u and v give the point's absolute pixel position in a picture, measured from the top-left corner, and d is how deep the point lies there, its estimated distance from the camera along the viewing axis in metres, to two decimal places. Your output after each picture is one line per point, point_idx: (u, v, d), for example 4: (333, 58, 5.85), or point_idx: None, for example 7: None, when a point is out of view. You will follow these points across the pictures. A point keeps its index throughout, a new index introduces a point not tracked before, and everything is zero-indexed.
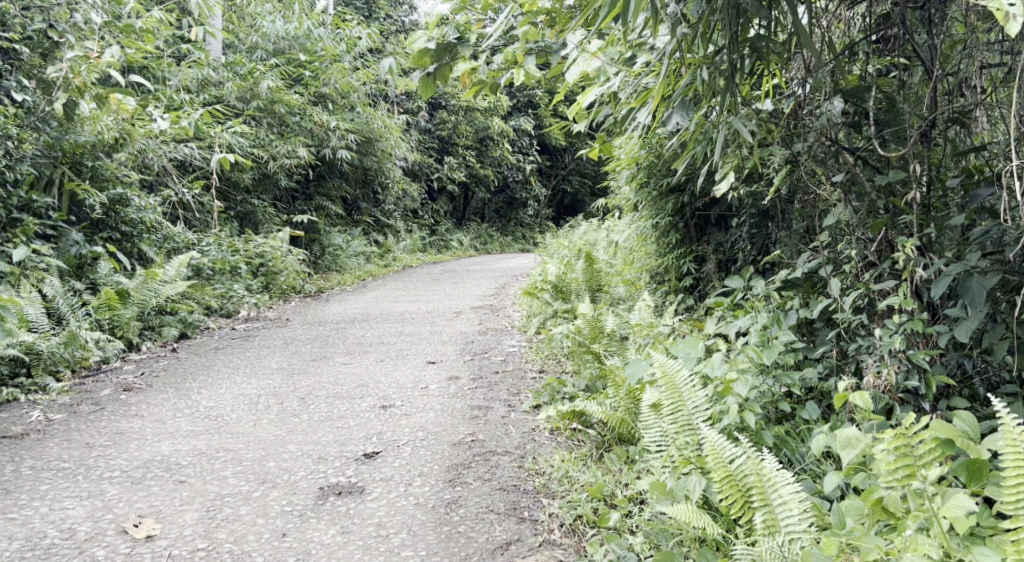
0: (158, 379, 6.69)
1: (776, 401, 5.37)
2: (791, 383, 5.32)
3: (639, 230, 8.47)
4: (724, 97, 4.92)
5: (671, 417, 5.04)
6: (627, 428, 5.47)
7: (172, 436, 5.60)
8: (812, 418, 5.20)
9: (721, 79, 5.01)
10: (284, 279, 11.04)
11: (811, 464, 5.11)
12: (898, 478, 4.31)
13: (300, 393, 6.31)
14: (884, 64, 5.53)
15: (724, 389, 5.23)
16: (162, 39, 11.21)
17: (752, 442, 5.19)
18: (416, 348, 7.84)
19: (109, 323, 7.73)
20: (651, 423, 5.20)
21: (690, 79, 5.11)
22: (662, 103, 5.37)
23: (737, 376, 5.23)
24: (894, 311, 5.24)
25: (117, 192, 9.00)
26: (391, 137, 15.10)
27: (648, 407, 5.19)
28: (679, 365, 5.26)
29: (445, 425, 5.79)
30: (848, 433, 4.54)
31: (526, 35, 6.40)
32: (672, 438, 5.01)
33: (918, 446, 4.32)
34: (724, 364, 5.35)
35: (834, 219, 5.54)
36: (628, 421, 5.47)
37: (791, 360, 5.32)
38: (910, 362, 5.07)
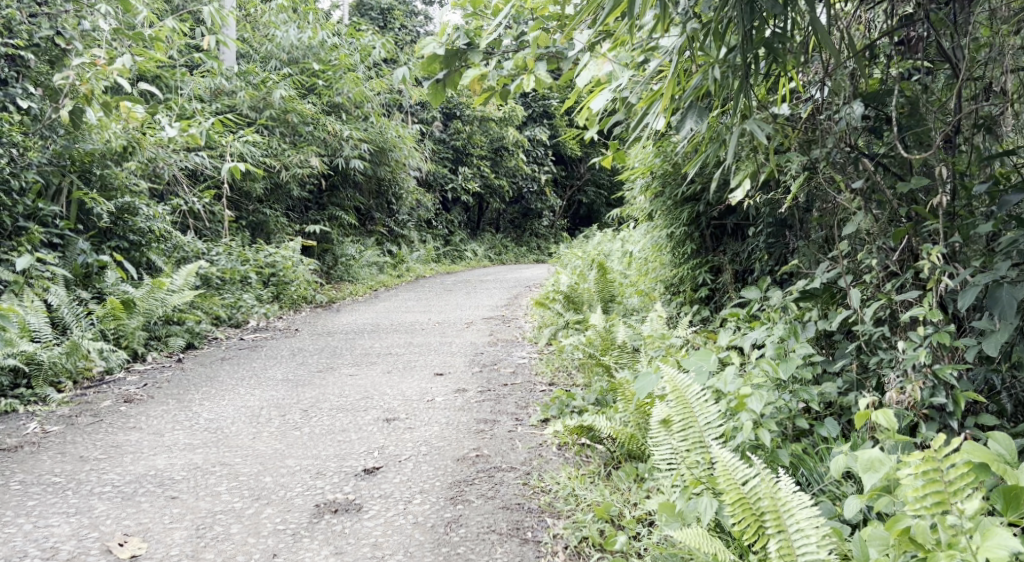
0: (160, 390, 6.56)
1: (793, 417, 5.19)
2: (809, 399, 5.15)
3: (654, 240, 8.32)
4: (738, 98, 4.76)
5: (682, 434, 4.85)
6: (636, 444, 5.30)
7: (169, 449, 5.47)
8: (832, 436, 5.02)
9: (734, 78, 4.86)
10: (294, 289, 10.91)
11: (829, 485, 4.90)
12: (926, 506, 4.11)
13: (303, 405, 6.17)
14: (906, 67, 5.39)
15: (738, 405, 5.05)
16: (175, 49, 11.14)
17: (768, 462, 5.02)
18: (424, 360, 7.69)
19: (114, 333, 7.60)
20: (661, 440, 5.02)
21: (701, 79, 4.96)
22: (674, 105, 5.20)
23: (752, 391, 5.04)
24: (919, 323, 5.07)
25: (125, 200, 8.78)
26: (405, 147, 14.93)
27: (658, 423, 5.01)
28: (690, 379, 5.07)
29: (449, 439, 5.63)
30: (871, 455, 4.30)
31: (537, 40, 6.27)
32: (682, 456, 4.83)
33: (948, 471, 4.10)
34: (739, 379, 5.17)
35: (854, 227, 5.38)
36: (638, 438, 5.31)
37: (809, 374, 5.14)
38: (937, 377, 4.85)
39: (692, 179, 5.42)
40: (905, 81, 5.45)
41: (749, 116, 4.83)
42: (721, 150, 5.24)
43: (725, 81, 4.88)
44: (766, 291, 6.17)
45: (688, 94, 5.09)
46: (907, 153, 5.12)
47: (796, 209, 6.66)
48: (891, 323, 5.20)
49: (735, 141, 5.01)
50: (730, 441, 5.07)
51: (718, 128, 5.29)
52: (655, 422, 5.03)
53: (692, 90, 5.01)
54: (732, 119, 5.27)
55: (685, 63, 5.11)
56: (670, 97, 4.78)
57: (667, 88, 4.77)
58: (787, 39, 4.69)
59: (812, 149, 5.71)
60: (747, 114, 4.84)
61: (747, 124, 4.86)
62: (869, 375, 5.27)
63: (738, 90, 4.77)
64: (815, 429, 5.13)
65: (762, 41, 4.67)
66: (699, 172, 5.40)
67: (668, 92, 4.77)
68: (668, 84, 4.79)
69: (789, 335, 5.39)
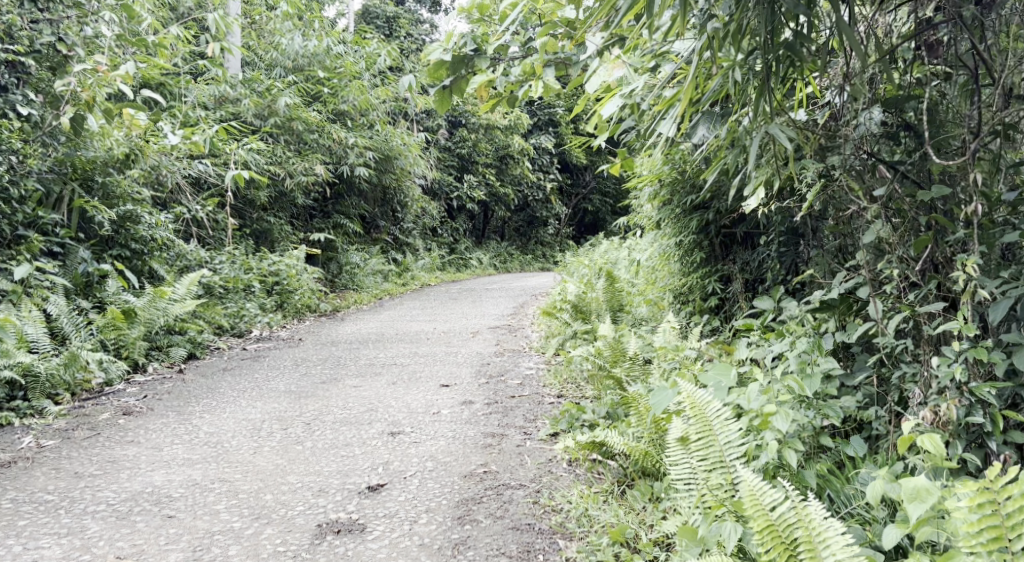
0: (160, 402, 6.42)
1: (817, 435, 5.05)
2: (833, 416, 5.00)
3: (662, 249, 8.19)
4: (759, 102, 4.63)
5: (701, 454, 4.76)
6: (650, 461, 5.16)
7: (167, 465, 5.32)
8: (858, 454, 4.96)
9: (755, 80, 4.74)
10: (298, 298, 10.77)
11: (858, 509, 4.72)
12: (982, 541, 4.12)
13: (306, 418, 6.02)
14: (925, 73, 5.25)
15: (762, 424, 4.89)
16: (179, 56, 11.02)
17: (794, 484, 4.84)
18: (430, 371, 7.54)
19: (114, 343, 7.46)
20: (678, 458, 4.89)
21: (721, 81, 4.92)
22: (691, 109, 5.07)
23: (776, 409, 4.87)
24: (951, 338, 4.93)
25: (127, 208, 8.63)
26: (411, 155, 14.80)
27: (675, 440, 4.88)
28: (710, 395, 4.97)
29: (456, 454, 5.48)
30: (919, 484, 4.29)
31: (546, 46, 6.14)
32: (703, 477, 4.71)
33: (1004, 503, 4.12)
34: (761, 396, 5.03)
35: (873, 236, 5.24)
36: (652, 454, 5.16)
37: (835, 390, 5.01)
38: (973, 395, 4.72)
39: (708, 186, 5.28)
40: (924, 86, 5.33)
41: (770, 121, 4.70)
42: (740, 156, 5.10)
43: (745, 84, 4.75)
44: (782, 302, 6.03)
45: (706, 99, 4.97)
46: (937, 159, 4.99)
47: (809, 218, 6.52)
48: (915, 336, 5.08)
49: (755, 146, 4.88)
50: (751, 461, 4.93)
51: (737, 132, 5.16)
52: (672, 440, 4.90)
53: (711, 93, 4.89)
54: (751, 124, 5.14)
55: (703, 66, 4.98)
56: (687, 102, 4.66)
57: (686, 91, 4.64)
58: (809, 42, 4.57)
59: (829, 157, 5.57)
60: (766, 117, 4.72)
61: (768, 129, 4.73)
62: (894, 391, 5.13)
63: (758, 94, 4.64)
64: (840, 446, 5.04)
65: (782, 44, 4.55)
66: (714, 180, 5.26)
67: (686, 95, 4.64)
68: (687, 86, 4.66)
69: (812, 350, 5.24)
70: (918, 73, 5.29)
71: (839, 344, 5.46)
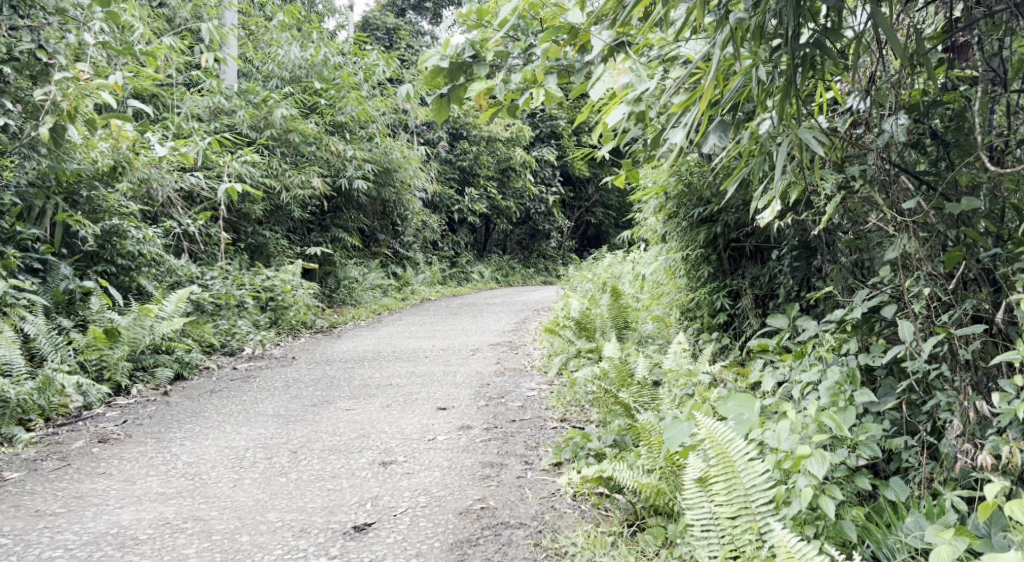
0: (139, 428, 6.06)
1: (853, 478, 4.71)
2: (869, 454, 4.64)
3: (669, 263, 7.86)
4: (784, 100, 4.41)
5: (725, 499, 4.47)
6: (664, 500, 4.80)
7: (138, 501, 4.97)
8: (899, 498, 4.61)
9: (780, 79, 4.49)
10: (293, 314, 10.42)
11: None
12: None
13: (292, 446, 5.66)
14: (953, 78, 4.96)
15: (794, 467, 4.57)
16: (173, 66, 10.68)
17: (832, 535, 4.50)
18: (426, 392, 7.18)
19: (95, 364, 7.12)
20: (698, 501, 4.56)
21: (742, 81, 4.63)
22: (712, 112, 4.81)
23: (810, 452, 4.56)
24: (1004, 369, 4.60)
25: (114, 222, 8.25)
26: (410, 167, 14.48)
27: (694, 481, 4.60)
28: (733, 432, 4.67)
29: (451, 487, 5.12)
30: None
31: (546, 53, 5.79)
32: (726, 528, 4.43)
33: None
34: (793, 435, 4.68)
35: (898, 251, 4.93)
36: (666, 493, 4.80)
37: (872, 426, 4.66)
38: None
39: (730, 197, 5.01)
40: (950, 92, 5.02)
41: (795, 121, 4.47)
42: (765, 164, 4.82)
43: (769, 83, 4.54)
44: (800, 322, 5.70)
45: (726, 101, 4.65)
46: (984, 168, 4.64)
47: (825, 231, 6.21)
48: (949, 360, 4.75)
49: (782, 150, 4.64)
50: (781, 506, 4.58)
51: (760, 138, 4.89)
52: (689, 480, 4.61)
53: (732, 92, 4.65)
54: (776, 128, 4.89)
55: (721, 65, 4.66)
56: (707, 102, 4.41)
57: (706, 89, 4.39)
58: (837, 36, 4.39)
59: (849, 167, 5.26)
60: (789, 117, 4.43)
61: (794, 129, 4.50)
62: (927, 421, 4.79)
63: (784, 92, 4.41)
64: (881, 491, 4.69)
65: (808, 41, 4.39)
66: (734, 191, 4.98)
67: (706, 93, 4.40)
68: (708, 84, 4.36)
69: (844, 381, 4.90)
70: (944, 77, 5.00)
71: (866, 369, 5.13)
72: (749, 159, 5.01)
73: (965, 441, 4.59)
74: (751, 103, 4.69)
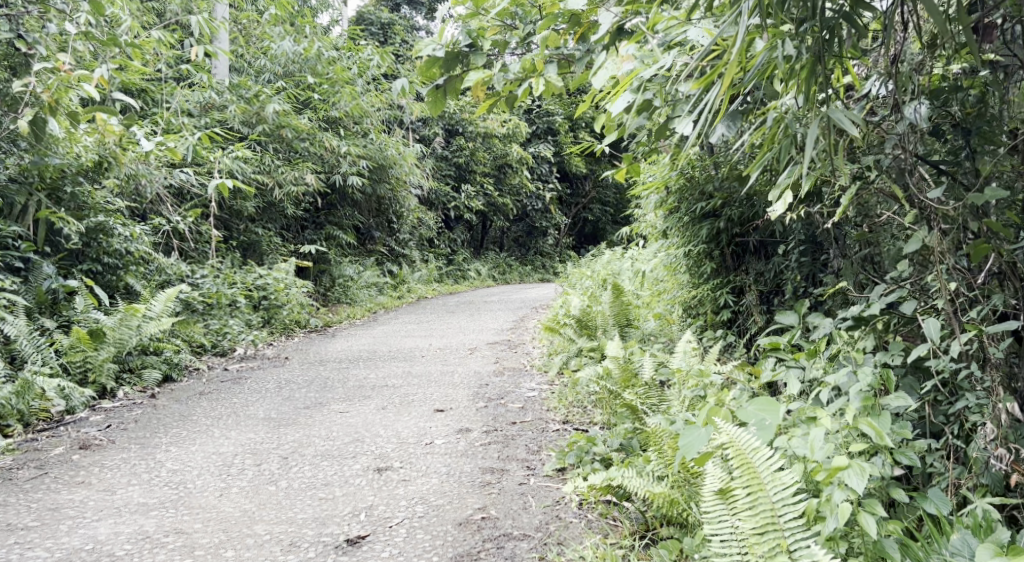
0: (122, 433, 5.80)
1: (888, 487, 4.46)
2: (906, 463, 4.43)
3: (670, 259, 7.65)
4: (812, 74, 4.19)
5: (750, 514, 4.25)
6: (678, 510, 4.55)
7: (117, 513, 4.72)
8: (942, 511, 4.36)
9: (808, 53, 4.20)
10: (287, 314, 10.17)
11: None
12: None
13: (283, 452, 5.40)
14: (972, 62, 4.76)
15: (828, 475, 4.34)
16: (162, 60, 10.40)
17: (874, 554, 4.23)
18: (423, 393, 6.93)
19: (79, 366, 6.85)
20: (719, 516, 4.32)
21: (766, 57, 4.29)
22: (733, 93, 4.54)
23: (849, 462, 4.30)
24: None
25: (98, 219, 7.96)
26: (405, 164, 14.22)
27: (714, 492, 4.38)
28: (756, 438, 4.46)
29: (451, 495, 4.87)
30: None
31: (546, 40, 5.60)
32: (749, 543, 4.21)
33: None
34: (828, 444, 4.44)
35: (918, 244, 4.73)
36: (680, 502, 4.55)
37: (908, 433, 4.42)
38: None
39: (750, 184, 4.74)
40: (971, 77, 4.80)
41: (825, 96, 4.23)
42: (792, 148, 4.55)
43: (796, 59, 4.30)
44: (812, 319, 5.48)
45: (751, 79, 4.31)
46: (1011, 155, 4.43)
47: (835, 225, 6.00)
48: (979, 359, 4.51)
49: (812, 132, 4.36)
50: (810, 522, 4.31)
51: (783, 120, 4.63)
52: (709, 491, 4.39)
53: (756, 71, 4.31)
54: (800, 109, 4.63)
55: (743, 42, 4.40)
56: (732, 78, 4.14)
57: (731, 63, 4.09)
58: (866, 9, 4.16)
59: (865, 156, 5.03)
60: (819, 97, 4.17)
61: (822, 106, 4.25)
62: (954, 424, 4.57)
63: (810, 69, 4.18)
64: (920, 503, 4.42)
65: (835, 15, 4.17)
66: (756, 178, 4.71)
67: (730, 70, 4.12)
68: (734, 59, 4.06)
69: (877, 384, 4.64)
70: (965, 59, 4.77)
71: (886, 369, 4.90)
72: (775, 146, 4.70)
73: (999, 446, 4.36)
74: (779, 79, 4.37)
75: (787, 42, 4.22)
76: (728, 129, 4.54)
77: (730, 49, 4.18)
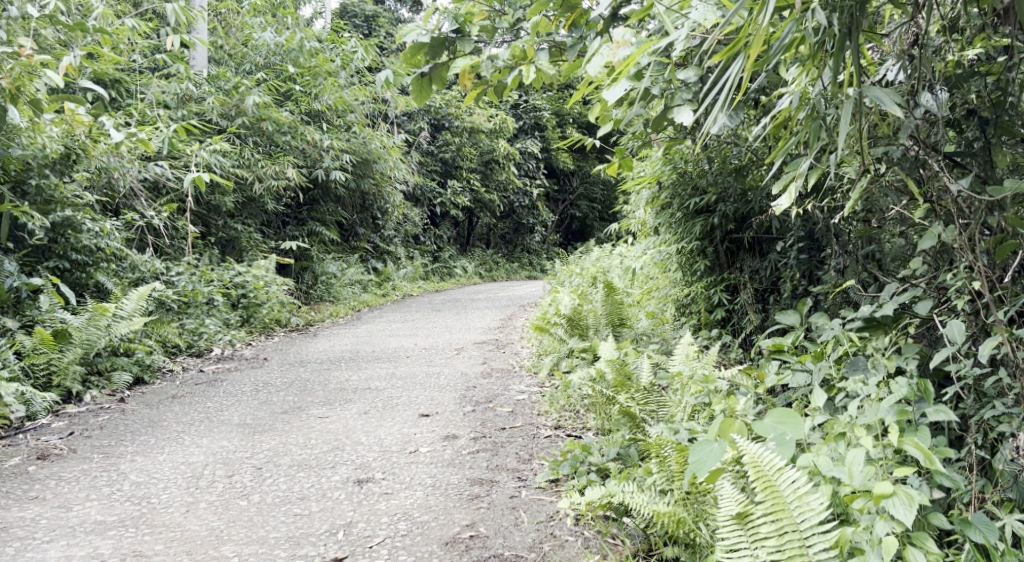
0: (85, 441, 5.45)
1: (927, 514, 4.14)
2: (947, 486, 4.12)
3: (662, 256, 7.37)
4: (843, 49, 3.79)
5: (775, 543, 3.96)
6: (685, 531, 4.25)
7: (71, 533, 4.37)
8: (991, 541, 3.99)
9: (839, 24, 3.83)
10: (266, 312, 9.82)
11: None
12: None
13: (257, 462, 5.07)
14: (991, 47, 4.46)
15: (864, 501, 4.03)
16: (136, 48, 10.00)
17: None
18: (407, 396, 6.59)
19: (44, 369, 6.50)
20: (737, 543, 4.04)
21: (793, 28, 3.88)
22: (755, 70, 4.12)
23: (894, 490, 3.94)
24: None
25: (65, 214, 7.59)
26: (390, 159, 13.86)
27: (732, 515, 4.08)
28: (780, 457, 4.16)
29: (436, 511, 4.56)
30: None
31: (537, 26, 5.29)
32: None
33: None
34: (866, 468, 4.13)
35: (935, 240, 4.47)
36: (687, 522, 4.25)
37: (948, 452, 4.15)
38: None
39: (772, 172, 4.33)
40: (989, 62, 4.50)
41: (860, 71, 3.81)
42: (823, 131, 4.15)
43: (824, 32, 3.90)
44: (817, 318, 5.20)
45: (777, 53, 3.87)
46: None
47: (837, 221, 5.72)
48: (1008, 364, 4.23)
49: (848, 109, 3.94)
50: (843, 552, 4.00)
51: (808, 101, 4.25)
52: (725, 515, 4.10)
53: (783, 43, 3.87)
54: (828, 88, 4.23)
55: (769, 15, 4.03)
56: (757, 49, 3.75)
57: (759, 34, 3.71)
58: None
59: (876, 148, 4.74)
60: (847, 76, 3.82)
61: (858, 80, 3.84)
62: (978, 434, 4.30)
63: (841, 43, 3.79)
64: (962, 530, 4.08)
65: None
66: (781, 163, 4.30)
67: (757, 41, 3.74)
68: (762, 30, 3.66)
69: (913, 396, 4.34)
70: (982, 44, 4.47)
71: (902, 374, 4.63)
72: (790, 133, 4.38)
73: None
74: (807, 56, 3.98)
75: (817, 11, 3.81)
76: (750, 105, 4.09)
77: (758, 17, 3.79)
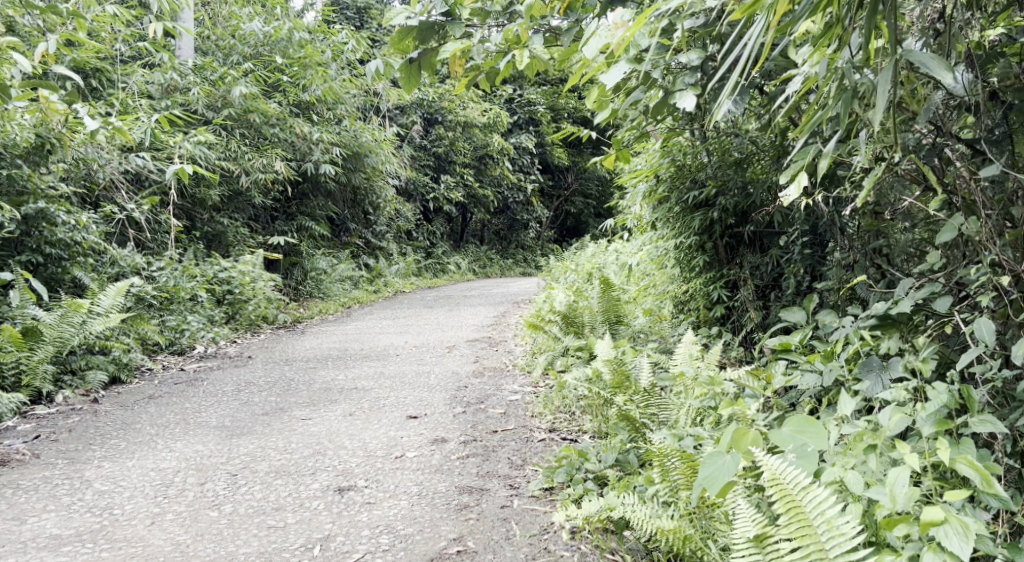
0: (51, 445, 5.17)
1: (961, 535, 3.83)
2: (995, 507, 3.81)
3: (659, 251, 7.07)
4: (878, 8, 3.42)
5: None
6: (691, 548, 3.99)
7: (24, 549, 4.12)
8: None
9: None
10: (252, 309, 9.49)
11: None
12: None
13: (231, 468, 4.79)
14: (1014, 25, 4.16)
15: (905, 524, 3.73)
16: (118, 36, 9.65)
17: None
18: (395, 397, 6.28)
19: (12, 368, 6.19)
20: None
21: None
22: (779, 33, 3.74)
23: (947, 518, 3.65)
24: None
25: (38, 206, 7.26)
26: (381, 152, 13.51)
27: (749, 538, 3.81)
28: (801, 472, 3.86)
29: (421, 523, 4.30)
30: None
31: (532, 9, 4.97)
32: None
33: None
34: (911, 491, 3.80)
35: (958, 233, 4.21)
36: (694, 539, 3.99)
37: (997, 469, 3.86)
38: None
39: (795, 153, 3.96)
40: (1013, 42, 4.19)
41: (893, 40, 3.51)
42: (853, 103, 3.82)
43: None
44: (824, 316, 4.93)
45: (803, 13, 3.50)
46: None
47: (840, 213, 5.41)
48: None
49: (886, 79, 3.56)
50: None
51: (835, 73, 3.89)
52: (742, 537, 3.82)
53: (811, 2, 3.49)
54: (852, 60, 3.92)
55: None
56: (783, 6, 3.39)
57: None
58: None
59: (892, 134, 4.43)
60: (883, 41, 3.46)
61: (894, 48, 3.51)
62: (1008, 440, 4.04)
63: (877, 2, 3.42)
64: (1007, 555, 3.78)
65: None
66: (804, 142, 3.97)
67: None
68: None
69: (953, 404, 4.07)
70: (1007, 22, 4.12)
71: (929, 378, 4.34)
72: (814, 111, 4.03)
73: None
74: (835, 22, 3.62)
75: None
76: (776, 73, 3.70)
77: None
